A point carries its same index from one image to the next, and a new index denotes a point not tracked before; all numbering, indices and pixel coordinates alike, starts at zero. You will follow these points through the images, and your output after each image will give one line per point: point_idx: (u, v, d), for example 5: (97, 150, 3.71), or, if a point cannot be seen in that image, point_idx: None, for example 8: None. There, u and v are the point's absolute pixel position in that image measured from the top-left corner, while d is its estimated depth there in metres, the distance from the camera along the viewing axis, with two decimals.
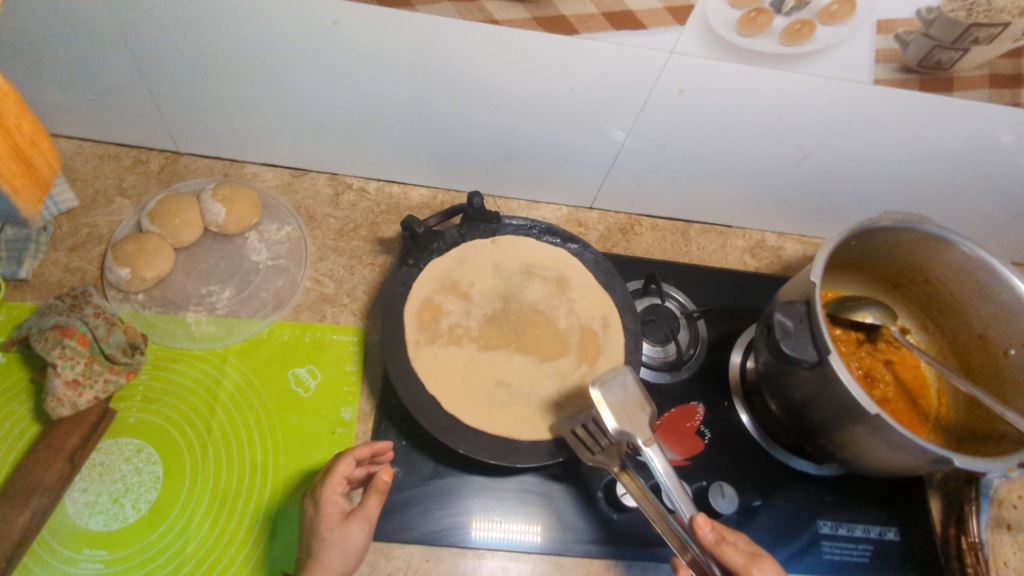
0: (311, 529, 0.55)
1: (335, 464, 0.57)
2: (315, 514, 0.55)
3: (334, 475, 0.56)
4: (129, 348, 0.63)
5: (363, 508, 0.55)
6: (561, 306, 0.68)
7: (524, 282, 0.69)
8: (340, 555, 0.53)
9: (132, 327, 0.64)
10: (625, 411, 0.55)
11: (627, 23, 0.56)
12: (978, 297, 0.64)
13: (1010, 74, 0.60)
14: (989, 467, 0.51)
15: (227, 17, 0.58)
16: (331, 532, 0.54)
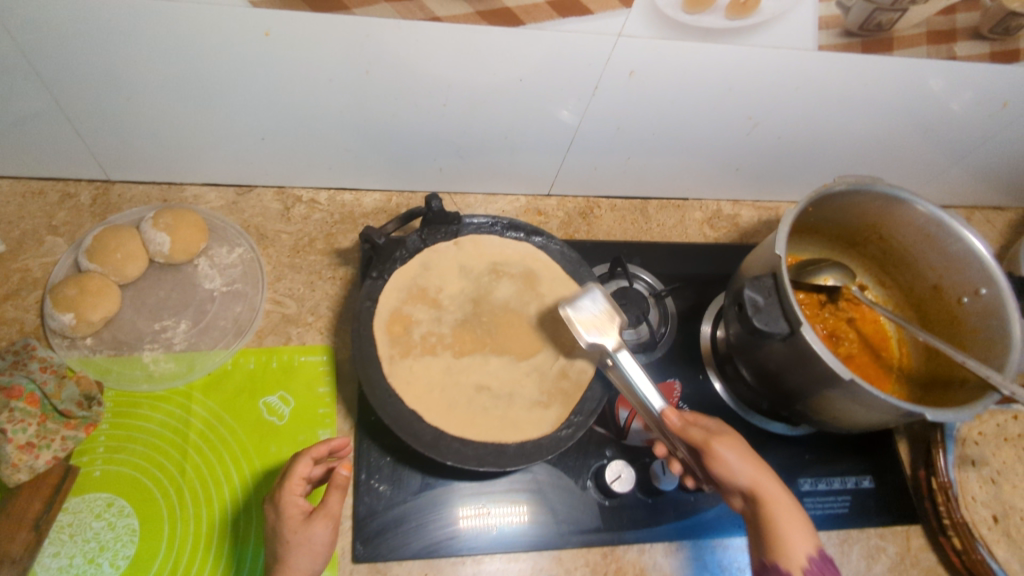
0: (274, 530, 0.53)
1: (291, 466, 0.54)
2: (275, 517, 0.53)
3: (292, 476, 0.54)
4: (85, 400, 0.60)
5: (325, 506, 0.53)
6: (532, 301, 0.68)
7: (492, 279, 0.68)
8: (303, 556, 0.52)
9: (84, 377, 0.61)
10: (598, 326, 0.60)
11: (571, 10, 0.55)
12: (930, 249, 0.66)
13: (946, 30, 0.61)
14: (956, 418, 0.53)
15: (148, 36, 0.54)
16: (294, 533, 0.52)
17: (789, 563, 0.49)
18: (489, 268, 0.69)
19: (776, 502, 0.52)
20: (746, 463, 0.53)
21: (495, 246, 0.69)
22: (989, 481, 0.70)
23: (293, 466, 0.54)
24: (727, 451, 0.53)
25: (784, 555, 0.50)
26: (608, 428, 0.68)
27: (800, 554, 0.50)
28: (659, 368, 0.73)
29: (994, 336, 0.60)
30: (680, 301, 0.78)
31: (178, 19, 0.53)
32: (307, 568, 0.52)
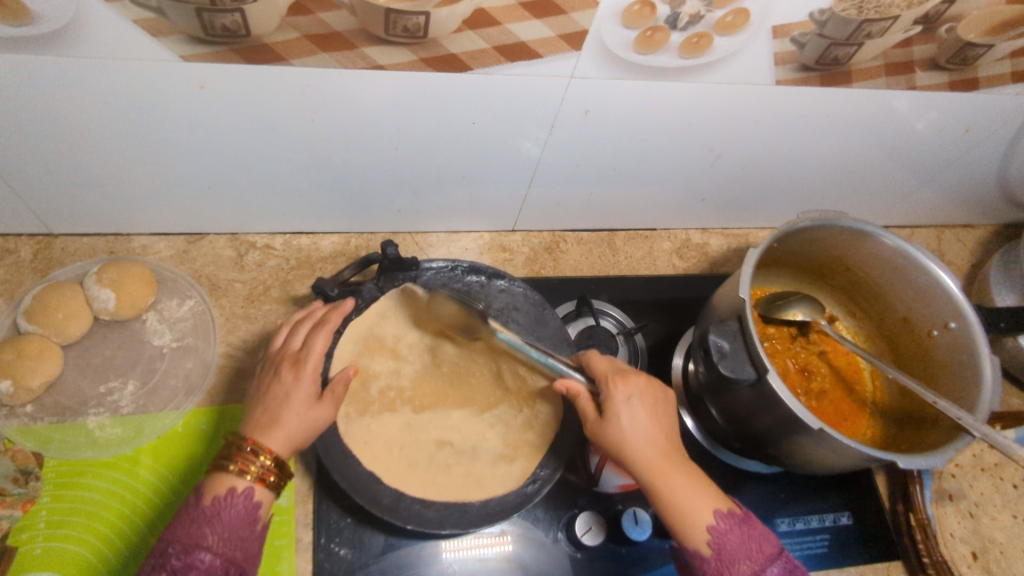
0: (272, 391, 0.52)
1: (311, 338, 0.56)
2: (288, 383, 0.53)
3: (313, 346, 0.55)
4: (20, 475, 0.58)
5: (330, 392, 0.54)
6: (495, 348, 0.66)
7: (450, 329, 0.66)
8: (300, 426, 0.51)
9: (21, 451, 0.59)
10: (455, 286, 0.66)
11: (520, 54, 0.53)
12: (898, 282, 0.65)
13: (902, 62, 0.60)
14: (928, 464, 0.52)
15: (77, 93, 0.52)
16: (298, 403, 0.52)
17: (690, 537, 0.48)
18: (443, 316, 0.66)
19: (674, 478, 0.49)
20: (642, 430, 0.51)
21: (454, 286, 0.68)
22: (966, 514, 0.69)
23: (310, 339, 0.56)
24: (629, 415, 0.52)
25: (682, 530, 0.48)
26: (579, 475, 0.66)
27: (699, 527, 0.48)
28: None
29: (964, 372, 0.59)
30: (650, 338, 0.76)
31: (107, 75, 0.50)
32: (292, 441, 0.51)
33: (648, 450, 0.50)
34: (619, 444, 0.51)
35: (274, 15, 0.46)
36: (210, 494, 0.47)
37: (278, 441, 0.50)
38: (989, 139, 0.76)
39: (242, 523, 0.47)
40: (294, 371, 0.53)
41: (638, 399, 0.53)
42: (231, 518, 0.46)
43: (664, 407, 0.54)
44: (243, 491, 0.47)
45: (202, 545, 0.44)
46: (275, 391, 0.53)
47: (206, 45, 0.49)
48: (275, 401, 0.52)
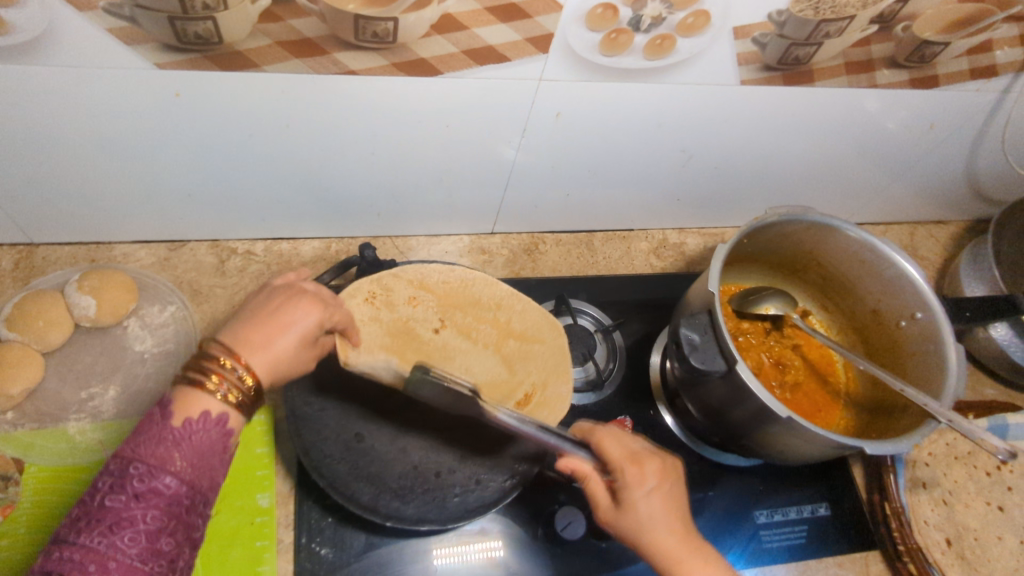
0: (276, 315, 0.49)
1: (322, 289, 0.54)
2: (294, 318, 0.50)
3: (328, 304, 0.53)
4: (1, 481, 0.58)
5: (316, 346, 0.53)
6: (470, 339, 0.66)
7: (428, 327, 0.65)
8: (287, 355, 0.48)
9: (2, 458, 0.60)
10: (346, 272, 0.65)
11: (489, 57, 0.55)
12: (866, 275, 0.66)
13: (863, 61, 0.62)
14: (895, 449, 0.53)
15: (54, 103, 0.53)
16: (294, 340, 0.49)
17: None
18: (416, 302, 0.67)
19: (694, 564, 0.48)
20: (660, 516, 0.49)
21: (430, 268, 0.69)
22: (941, 502, 0.70)
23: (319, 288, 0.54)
24: (646, 506, 0.49)
25: None
26: (558, 471, 0.67)
27: None
28: (609, 406, 0.72)
29: (931, 360, 0.60)
30: (630, 336, 0.77)
31: (83, 84, 0.51)
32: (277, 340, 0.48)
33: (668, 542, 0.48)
34: (641, 539, 0.49)
35: (246, 23, 0.48)
36: (181, 414, 0.43)
37: (258, 364, 0.46)
38: (955, 135, 0.78)
39: (213, 449, 0.44)
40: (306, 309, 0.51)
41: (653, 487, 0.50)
42: (201, 444, 0.43)
43: (679, 491, 0.51)
44: (212, 414, 0.44)
45: (167, 470, 0.41)
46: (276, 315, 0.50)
47: (180, 52, 0.50)
48: (277, 326, 0.49)
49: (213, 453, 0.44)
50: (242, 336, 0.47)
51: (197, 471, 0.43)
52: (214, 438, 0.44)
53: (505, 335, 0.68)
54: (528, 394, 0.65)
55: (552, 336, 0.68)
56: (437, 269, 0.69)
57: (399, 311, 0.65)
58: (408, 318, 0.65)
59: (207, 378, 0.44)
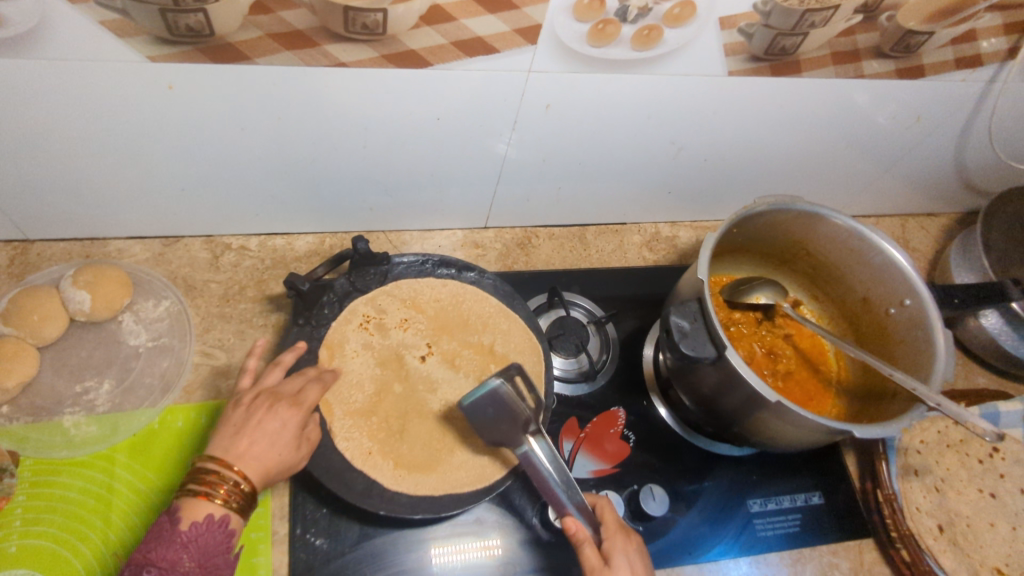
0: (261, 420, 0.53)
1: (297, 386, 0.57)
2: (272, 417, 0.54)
3: (304, 395, 0.57)
4: None
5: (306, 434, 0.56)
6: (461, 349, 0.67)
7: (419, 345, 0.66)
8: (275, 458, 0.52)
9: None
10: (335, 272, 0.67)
11: (477, 49, 0.55)
12: (855, 263, 0.67)
13: (848, 51, 0.63)
14: (884, 432, 0.54)
15: (47, 97, 0.53)
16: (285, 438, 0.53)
17: None
18: (407, 325, 0.67)
19: None
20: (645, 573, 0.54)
21: (422, 284, 0.69)
22: (933, 489, 0.70)
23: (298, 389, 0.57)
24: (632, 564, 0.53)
25: None
26: (552, 462, 0.68)
27: None
28: (602, 397, 0.72)
29: (919, 346, 0.61)
30: (623, 328, 0.78)
31: (76, 78, 0.52)
32: (268, 447, 0.52)
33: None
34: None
35: (237, 14, 0.48)
36: (188, 518, 0.48)
37: (251, 469, 0.50)
38: (943, 126, 0.78)
39: (218, 547, 0.48)
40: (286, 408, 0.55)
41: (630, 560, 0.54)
42: (208, 543, 0.47)
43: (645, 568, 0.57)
44: (215, 522, 0.48)
45: (177, 571, 0.46)
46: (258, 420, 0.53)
47: (172, 45, 0.50)
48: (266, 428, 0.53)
49: (219, 552, 0.48)
50: (234, 450, 0.51)
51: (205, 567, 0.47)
52: (218, 539, 0.48)
53: (489, 360, 0.66)
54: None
55: (531, 363, 0.65)
56: (429, 284, 0.69)
57: (390, 336, 0.66)
58: (397, 344, 0.66)
59: (201, 487, 0.48)
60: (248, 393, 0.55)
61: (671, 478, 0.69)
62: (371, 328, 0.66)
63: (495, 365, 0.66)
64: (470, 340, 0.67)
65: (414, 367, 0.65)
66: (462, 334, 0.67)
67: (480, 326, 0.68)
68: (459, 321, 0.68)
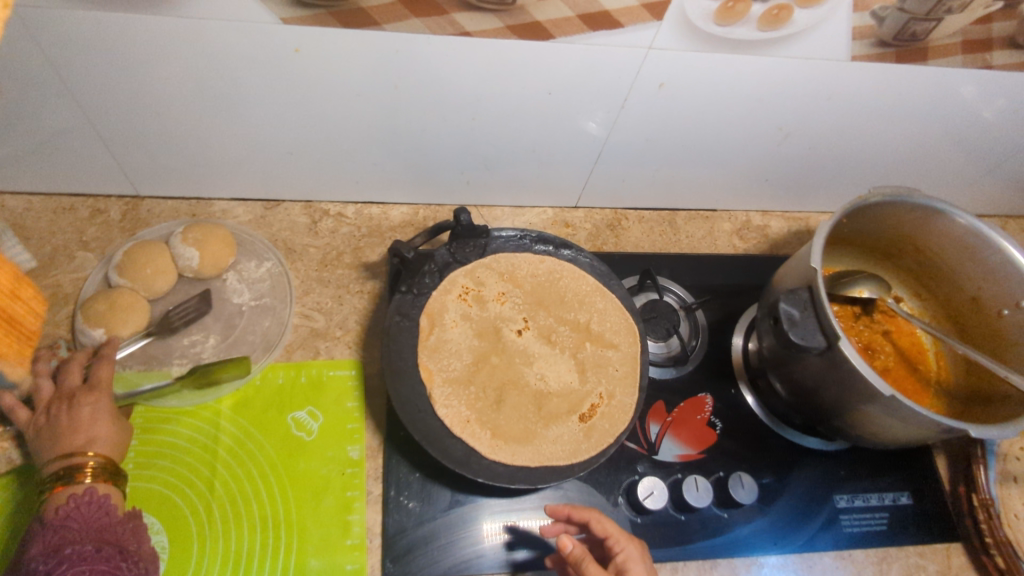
0: (73, 415, 0.55)
1: (93, 368, 0.59)
2: (89, 406, 0.56)
3: (98, 376, 0.58)
4: None
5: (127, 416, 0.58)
6: (554, 326, 0.68)
7: (517, 318, 0.68)
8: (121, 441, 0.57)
9: None
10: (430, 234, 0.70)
11: (602, 23, 0.55)
12: (967, 262, 0.65)
13: (981, 40, 0.60)
14: (1001, 435, 0.52)
15: (178, 55, 0.55)
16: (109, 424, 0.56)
17: None
18: (504, 299, 0.68)
19: None
20: None
21: (520, 259, 0.70)
22: None
23: (87, 375, 0.59)
24: None
25: None
26: (639, 443, 0.68)
27: None
28: (691, 382, 0.72)
29: None
30: (712, 315, 0.77)
31: (210, 37, 0.53)
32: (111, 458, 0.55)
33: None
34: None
35: None
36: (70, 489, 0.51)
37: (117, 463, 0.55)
38: None
39: (93, 514, 0.50)
40: (91, 398, 0.57)
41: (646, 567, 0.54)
42: (84, 512, 0.49)
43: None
44: (99, 494, 0.52)
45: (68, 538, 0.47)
46: (75, 417, 0.55)
47: (306, 8, 0.51)
48: (81, 424, 0.55)
49: (94, 517, 0.50)
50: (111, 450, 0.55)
51: (97, 533, 0.49)
52: (97, 509, 0.50)
53: (584, 339, 0.67)
54: (594, 405, 0.63)
55: (627, 343, 0.66)
56: (527, 260, 0.70)
57: (487, 309, 0.67)
58: (495, 317, 0.67)
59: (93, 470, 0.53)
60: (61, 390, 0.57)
61: (758, 466, 0.69)
62: (469, 300, 0.67)
63: (589, 343, 0.67)
64: (566, 317, 0.68)
65: (510, 341, 0.66)
66: (558, 310, 0.68)
67: (576, 304, 0.69)
68: (553, 298, 0.69)
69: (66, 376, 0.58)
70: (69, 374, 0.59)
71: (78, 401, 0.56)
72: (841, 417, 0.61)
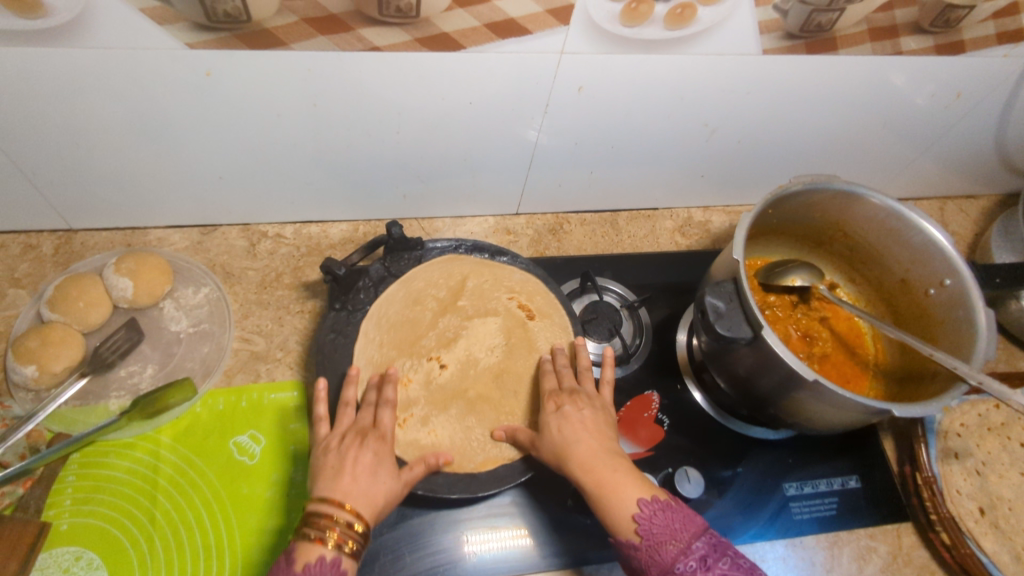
0: (356, 457, 0.53)
1: (379, 414, 0.59)
2: (373, 453, 0.54)
3: (384, 426, 0.58)
4: (31, 451, 0.61)
5: (408, 472, 0.56)
6: (469, 351, 0.69)
7: (429, 353, 0.68)
8: (376, 498, 0.51)
9: (34, 431, 0.62)
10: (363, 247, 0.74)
11: (511, 31, 0.55)
12: (894, 243, 0.66)
13: (886, 26, 0.62)
14: (924, 412, 0.52)
15: (92, 92, 0.54)
16: (383, 467, 0.54)
17: (626, 531, 0.49)
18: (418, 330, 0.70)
19: (605, 466, 0.52)
20: (569, 429, 0.56)
21: (432, 277, 0.72)
22: (972, 472, 0.70)
23: (377, 420, 0.58)
24: (560, 424, 0.57)
25: (619, 524, 0.49)
26: None
27: (627, 514, 0.49)
28: (635, 381, 0.72)
29: (960, 326, 0.60)
30: (655, 312, 0.78)
31: (118, 69, 0.52)
32: (372, 500, 0.51)
33: (580, 450, 0.54)
34: (562, 449, 0.55)
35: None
36: (301, 560, 0.46)
37: (359, 505, 0.50)
38: (980, 106, 0.77)
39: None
40: (376, 442, 0.55)
41: (571, 408, 0.59)
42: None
43: (600, 418, 0.58)
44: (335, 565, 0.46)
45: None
46: (360, 458, 0.53)
47: (210, 32, 0.50)
48: (363, 471, 0.52)
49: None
50: (343, 490, 0.50)
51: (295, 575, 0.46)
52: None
53: None
54: None
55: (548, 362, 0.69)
56: (437, 277, 0.72)
57: None
58: None
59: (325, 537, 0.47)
60: (335, 436, 0.56)
61: (706, 460, 0.69)
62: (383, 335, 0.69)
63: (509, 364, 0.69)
64: None
65: (439, 378, 0.67)
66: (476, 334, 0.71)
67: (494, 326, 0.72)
68: (445, 318, 0.70)
69: (360, 416, 0.59)
70: (342, 419, 0.59)
71: (362, 445, 0.55)
72: (775, 402, 0.61)
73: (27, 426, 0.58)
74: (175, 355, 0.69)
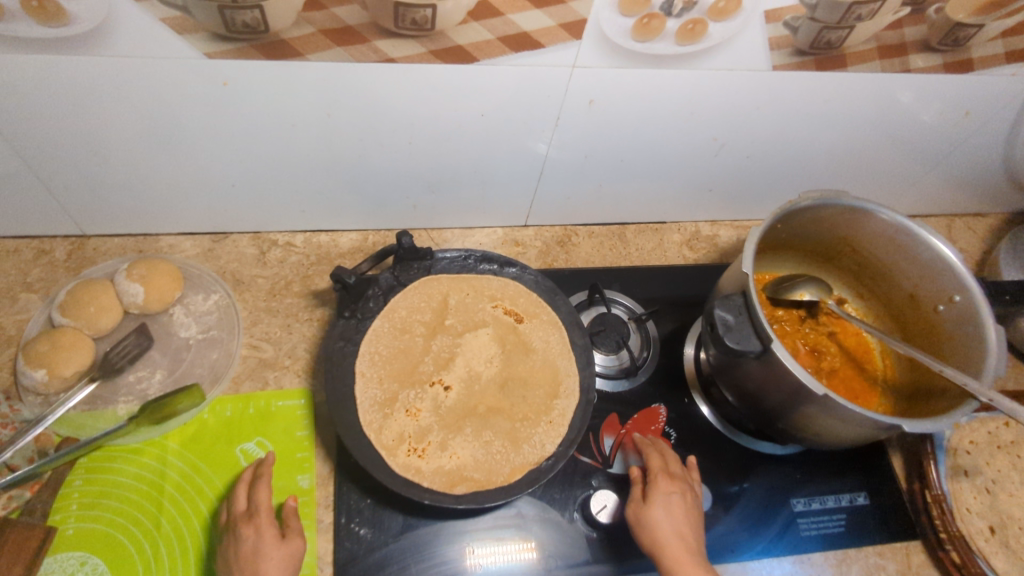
0: (240, 550, 0.55)
1: (253, 494, 0.58)
2: (253, 537, 0.55)
3: (259, 501, 0.58)
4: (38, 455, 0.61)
5: (290, 530, 0.58)
6: (469, 367, 0.69)
7: (430, 378, 0.67)
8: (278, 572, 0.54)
9: (42, 435, 0.62)
10: None
11: (524, 44, 0.56)
12: (902, 259, 0.66)
13: (895, 45, 0.62)
14: (934, 428, 0.52)
15: (110, 100, 0.55)
16: (271, 542, 0.55)
17: None
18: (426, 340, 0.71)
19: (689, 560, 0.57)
20: (671, 514, 0.59)
21: (438, 288, 0.73)
22: (982, 490, 0.70)
23: (250, 499, 0.58)
24: (667, 509, 0.60)
25: None
26: (593, 457, 0.68)
27: None
28: (641, 393, 0.72)
29: (970, 343, 0.60)
30: (662, 325, 0.78)
31: (135, 76, 0.53)
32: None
33: (672, 541, 0.58)
34: (658, 534, 0.58)
35: (291, 9, 0.49)
36: None
37: None
38: (988, 125, 0.77)
39: None
40: (253, 526, 0.56)
41: (678, 497, 0.61)
42: None
43: (693, 511, 0.61)
44: None
45: None
46: (242, 550, 0.55)
47: (228, 42, 0.51)
48: (249, 559, 0.54)
49: None
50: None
51: None
52: None
53: None
54: None
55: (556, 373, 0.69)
56: (442, 287, 0.73)
57: None
58: None
59: None
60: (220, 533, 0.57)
61: (713, 474, 0.69)
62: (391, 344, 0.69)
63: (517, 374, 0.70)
64: None
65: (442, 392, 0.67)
66: None
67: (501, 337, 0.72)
68: (437, 339, 0.70)
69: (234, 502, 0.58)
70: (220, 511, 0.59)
71: (241, 532, 0.56)
72: (784, 416, 0.61)
73: (36, 430, 0.59)
74: (184, 361, 0.69)
